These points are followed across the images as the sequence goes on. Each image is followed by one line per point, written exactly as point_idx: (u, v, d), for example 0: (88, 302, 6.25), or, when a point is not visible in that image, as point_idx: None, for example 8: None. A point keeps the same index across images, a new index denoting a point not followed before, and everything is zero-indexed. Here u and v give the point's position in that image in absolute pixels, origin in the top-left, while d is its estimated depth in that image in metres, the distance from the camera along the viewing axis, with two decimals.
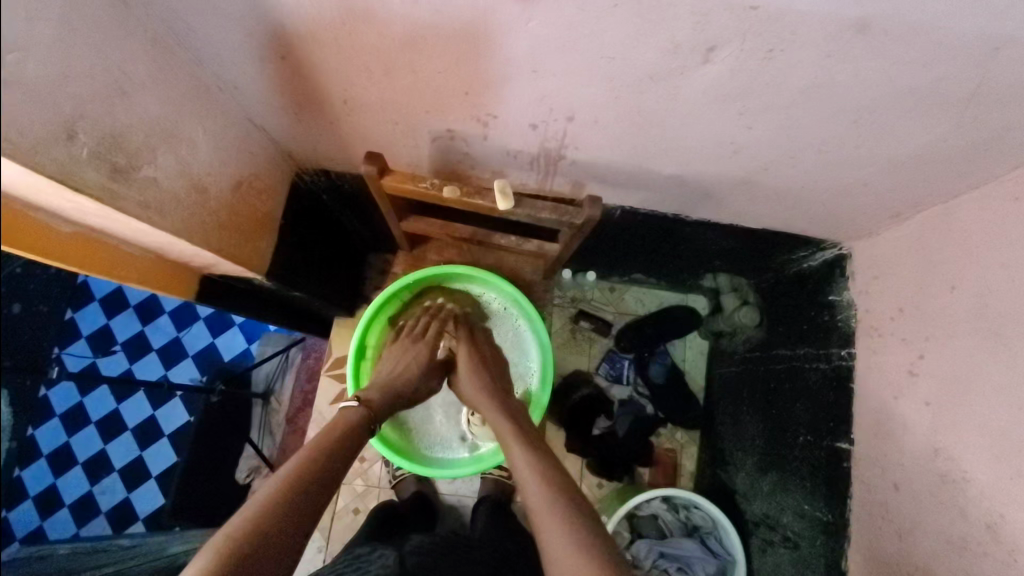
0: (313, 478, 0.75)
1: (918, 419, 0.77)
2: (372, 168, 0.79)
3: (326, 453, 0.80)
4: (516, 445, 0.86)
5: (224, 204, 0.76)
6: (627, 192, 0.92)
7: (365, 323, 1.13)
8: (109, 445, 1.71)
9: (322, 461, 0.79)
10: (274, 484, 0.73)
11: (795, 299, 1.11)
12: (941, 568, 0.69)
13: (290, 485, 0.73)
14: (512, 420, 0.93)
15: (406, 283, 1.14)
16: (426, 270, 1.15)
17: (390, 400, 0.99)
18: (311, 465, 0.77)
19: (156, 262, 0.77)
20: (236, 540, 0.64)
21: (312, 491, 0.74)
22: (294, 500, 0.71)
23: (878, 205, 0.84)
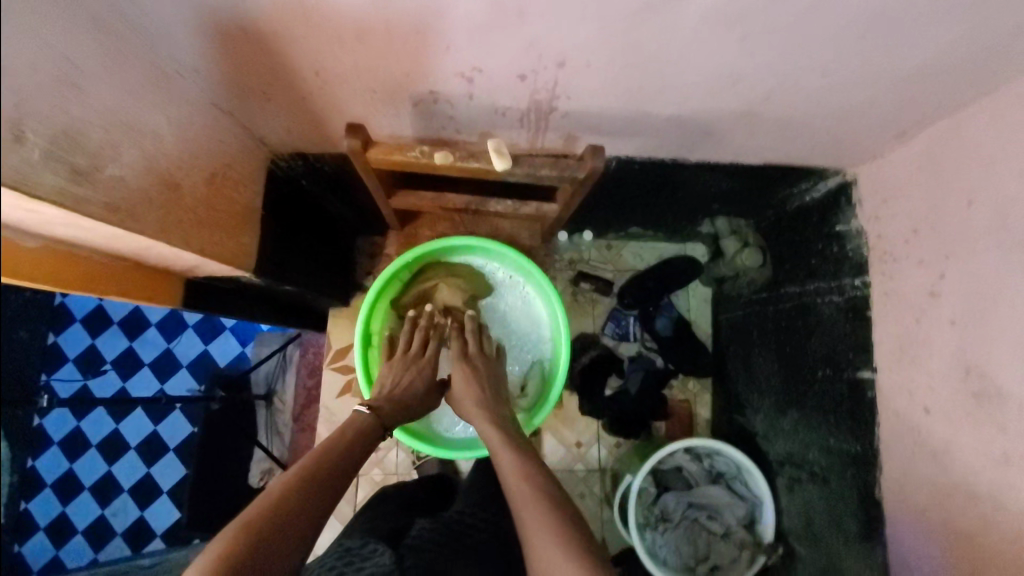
0: (322, 478, 0.76)
1: (944, 339, 0.75)
2: (357, 141, 0.74)
3: (335, 457, 0.81)
4: (507, 447, 0.86)
5: (202, 198, 0.70)
6: (621, 140, 0.87)
7: (368, 309, 1.08)
8: (115, 466, 1.68)
9: (330, 461, 0.79)
10: (281, 483, 0.72)
11: (801, 234, 1.09)
12: (983, 485, 0.69)
13: (297, 485, 0.72)
14: (501, 428, 0.91)
15: (406, 262, 1.09)
16: (423, 245, 1.10)
17: (400, 410, 0.96)
18: (319, 466, 0.77)
19: (134, 270, 0.72)
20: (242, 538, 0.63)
21: (320, 492, 0.74)
22: (302, 499, 0.71)
23: (885, 125, 0.81)
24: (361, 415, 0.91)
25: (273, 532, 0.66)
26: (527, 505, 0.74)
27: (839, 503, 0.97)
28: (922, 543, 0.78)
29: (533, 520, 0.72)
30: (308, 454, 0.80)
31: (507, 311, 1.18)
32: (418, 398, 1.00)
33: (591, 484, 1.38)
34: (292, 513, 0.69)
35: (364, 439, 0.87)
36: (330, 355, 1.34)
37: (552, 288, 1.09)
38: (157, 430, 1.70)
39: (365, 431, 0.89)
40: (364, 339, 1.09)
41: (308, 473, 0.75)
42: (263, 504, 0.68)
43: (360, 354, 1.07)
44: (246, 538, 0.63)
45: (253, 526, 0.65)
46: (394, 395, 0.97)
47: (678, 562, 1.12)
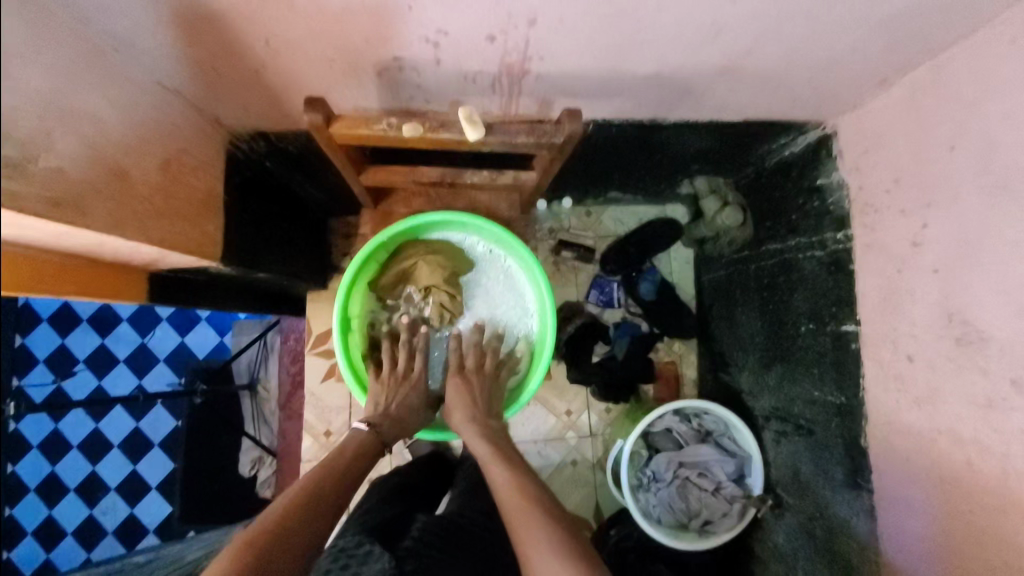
0: (320, 496, 0.84)
1: (926, 287, 0.76)
2: (318, 116, 0.69)
3: (334, 476, 0.89)
4: (501, 463, 0.92)
5: (158, 186, 0.65)
6: (598, 102, 0.84)
7: (345, 291, 1.04)
8: (99, 465, 1.65)
9: (326, 480, 0.87)
10: (279, 502, 0.80)
11: (781, 190, 1.08)
12: (967, 429, 0.70)
13: (297, 503, 0.80)
14: (493, 442, 0.97)
15: (381, 241, 1.06)
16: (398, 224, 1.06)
17: (398, 424, 1.02)
18: (316, 485, 0.85)
19: (90, 267, 0.68)
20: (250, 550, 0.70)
21: (318, 509, 0.81)
22: (304, 515, 0.79)
23: (864, 73, 0.79)
24: (360, 433, 0.97)
25: (275, 546, 0.73)
26: (519, 517, 0.80)
27: (824, 453, 0.98)
28: (906, 487, 0.80)
29: (526, 519, 0.79)
30: (306, 476, 0.88)
31: (489, 286, 1.16)
32: (415, 414, 1.04)
33: (583, 451, 1.40)
34: (292, 529, 0.76)
35: (365, 457, 0.95)
36: (311, 339, 1.33)
37: (535, 260, 1.07)
38: (139, 427, 1.67)
39: (365, 450, 0.96)
40: (343, 324, 1.05)
41: (307, 491, 0.83)
42: (269, 520, 0.76)
43: (339, 338, 1.03)
44: (252, 550, 0.70)
45: (257, 540, 0.72)
46: (392, 414, 1.01)
47: (671, 520, 1.16)
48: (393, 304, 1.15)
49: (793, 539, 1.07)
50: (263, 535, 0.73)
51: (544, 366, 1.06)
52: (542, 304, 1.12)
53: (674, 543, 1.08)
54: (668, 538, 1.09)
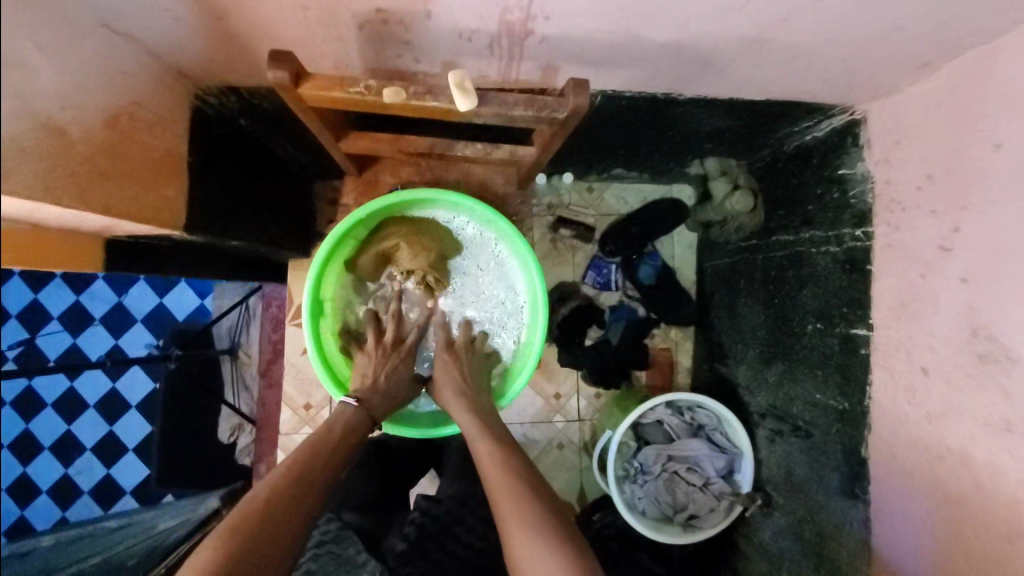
0: (308, 478, 0.80)
1: (950, 296, 0.70)
2: (284, 74, 0.61)
3: (324, 455, 0.85)
4: (489, 441, 0.88)
5: (101, 145, 0.57)
6: (609, 72, 0.75)
7: (317, 273, 0.98)
8: (74, 424, 1.62)
9: (316, 461, 0.83)
10: (267, 483, 0.77)
11: (798, 178, 1.01)
12: (978, 451, 0.66)
13: (283, 490, 0.76)
14: (481, 419, 0.92)
15: (358, 219, 0.98)
16: (378, 202, 0.98)
17: (386, 400, 0.98)
18: (306, 466, 0.82)
19: (35, 237, 0.61)
20: (238, 540, 0.67)
21: (305, 495, 0.78)
22: (293, 499, 0.76)
23: (905, 54, 0.70)
24: (349, 408, 0.93)
25: (262, 533, 0.70)
26: (507, 507, 0.76)
27: (820, 458, 0.94)
28: (904, 501, 0.77)
29: (515, 505, 0.75)
30: (295, 453, 0.84)
31: (477, 269, 1.09)
32: (405, 387, 1.01)
33: (570, 435, 1.37)
34: (279, 514, 0.73)
35: (355, 434, 0.91)
36: (291, 308, 1.27)
37: (525, 243, 1.00)
38: (115, 388, 1.62)
39: (353, 427, 0.91)
40: (314, 306, 1.00)
41: (295, 473, 0.80)
42: (255, 503, 0.73)
43: (309, 326, 0.97)
44: (237, 539, 0.67)
45: (243, 527, 0.69)
46: (380, 387, 0.98)
47: (656, 513, 1.13)
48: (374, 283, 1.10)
49: (779, 538, 1.04)
50: (248, 520, 0.70)
51: (534, 356, 1.01)
52: (533, 287, 1.05)
53: (658, 537, 1.05)
54: (651, 532, 1.06)
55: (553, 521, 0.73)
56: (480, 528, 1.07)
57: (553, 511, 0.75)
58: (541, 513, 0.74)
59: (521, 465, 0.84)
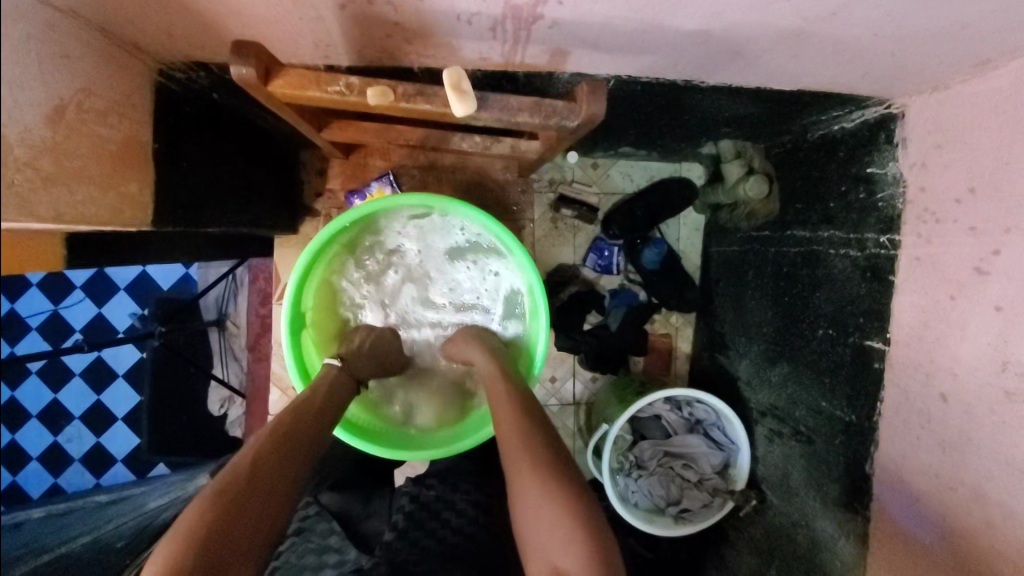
0: (297, 436, 0.76)
1: (979, 324, 0.65)
2: (250, 66, 0.53)
3: (312, 413, 0.81)
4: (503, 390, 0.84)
5: (44, 146, 0.50)
6: (626, 58, 0.67)
7: (297, 285, 0.92)
8: (61, 393, 1.59)
9: (303, 418, 0.80)
10: (250, 445, 0.72)
11: (820, 170, 0.94)
12: (996, 491, 0.63)
13: (274, 443, 0.73)
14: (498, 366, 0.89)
15: (339, 226, 0.90)
16: (360, 207, 0.89)
17: (372, 361, 0.98)
18: (291, 422, 0.78)
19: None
20: (228, 494, 0.65)
21: (297, 451, 0.75)
22: (281, 457, 0.73)
23: (961, 52, 0.62)
24: (332, 367, 0.91)
25: (251, 496, 0.66)
26: (516, 449, 0.72)
27: (820, 466, 0.92)
28: (910, 523, 0.74)
29: (513, 453, 0.72)
30: (279, 415, 0.79)
31: (457, 269, 1.04)
32: (391, 349, 1.02)
33: (564, 419, 1.35)
34: (269, 471, 0.70)
35: (340, 393, 0.88)
36: (278, 288, 1.21)
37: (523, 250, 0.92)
38: (100, 357, 1.57)
39: (337, 384, 0.89)
40: (294, 320, 0.94)
41: (282, 431, 0.76)
42: (240, 466, 0.68)
43: (290, 341, 0.92)
44: (228, 494, 0.65)
45: (230, 492, 0.65)
46: (370, 351, 0.98)
47: (648, 504, 1.10)
48: (350, 294, 1.04)
49: (770, 535, 1.04)
50: (237, 480, 0.67)
51: (544, 339, 0.96)
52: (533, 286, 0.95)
53: (650, 529, 1.04)
54: (643, 524, 1.04)
55: (560, 472, 0.68)
56: (470, 511, 1.02)
57: (564, 460, 0.71)
58: (551, 460, 0.70)
59: (521, 411, 0.79)
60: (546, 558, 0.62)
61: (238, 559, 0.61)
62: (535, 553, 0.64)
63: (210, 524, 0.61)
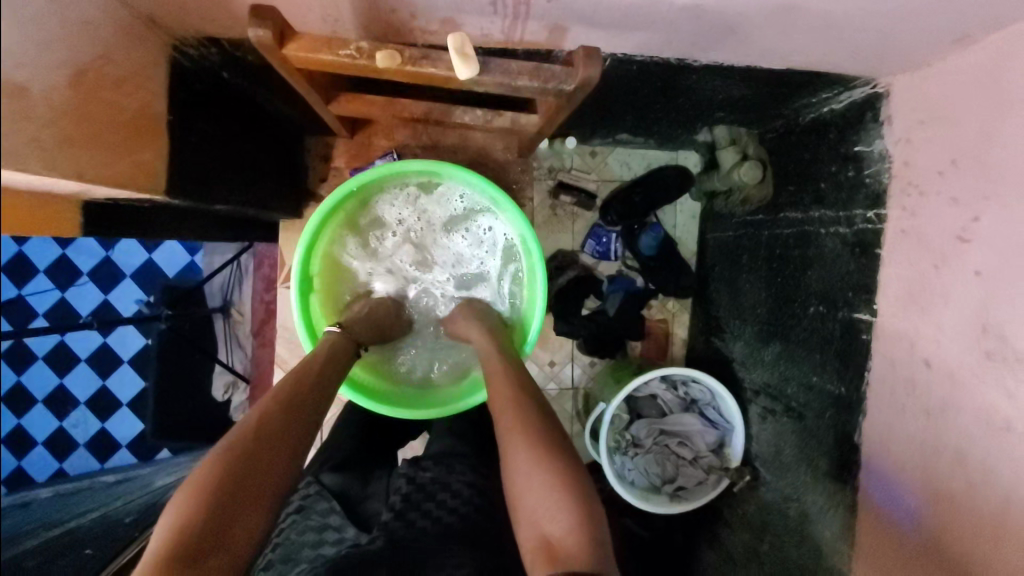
0: (301, 402, 0.79)
1: (962, 291, 0.67)
2: (266, 31, 0.56)
3: (314, 379, 0.84)
4: (500, 368, 0.86)
5: (67, 108, 0.53)
6: (621, 35, 0.70)
7: (305, 247, 0.95)
8: (67, 378, 1.61)
9: (306, 383, 0.82)
10: (256, 411, 0.75)
11: (811, 152, 0.97)
12: (977, 451, 0.65)
13: (278, 408, 0.76)
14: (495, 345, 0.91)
15: (347, 191, 0.94)
16: (366, 173, 0.93)
17: (372, 332, 1.00)
18: (294, 390, 0.80)
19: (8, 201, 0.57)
20: (233, 455, 0.67)
21: (300, 416, 0.77)
22: (286, 422, 0.75)
23: (942, 28, 0.65)
24: (333, 334, 0.94)
25: (256, 460, 0.68)
26: (510, 427, 0.74)
27: (811, 440, 0.94)
28: (898, 491, 0.76)
29: (511, 425, 0.74)
30: (283, 381, 0.82)
31: (456, 239, 1.07)
32: (390, 320, 1.04)
33: (563, 403, 1.38)
34: (274, 434, 0.72)
35: (340, 359, 0.91)
36: (283, 270, 1.24)
37: (522, 217, 0.96)
38: (106, 343, 1.59)
39: (339, 353, 0.91)
40: (302, 282, 0.97)
41: (286, 397, 0.78)
42: (245, 431, 0.71)
43: (298, 300, 0.95)
44: (234, 456, 0.67)
45: (234, 456, 0.67)
46: (370, 317, 1.01)
47: (644, 483, 1.13)
48: (356, 269, 1.07)
49: (764, 511, 1.06)
50: (243, 442, 0.69)
51: (542, 299, 0.97)
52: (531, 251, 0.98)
53: (645, 507, 1.06)
54: (639, 501, 1.07)
55: (555, 446, 0.71)
56: (466, 493, 0.96)
57: (561, 434, 0.73)
58: (547, 436, 0.72)
59: (520, 387, 0.81)
60: (536, 523, 0.65)
61: (245, 515, 0.64)
62: (526, 518, 0.66)
63: (216, 485, 0.64)
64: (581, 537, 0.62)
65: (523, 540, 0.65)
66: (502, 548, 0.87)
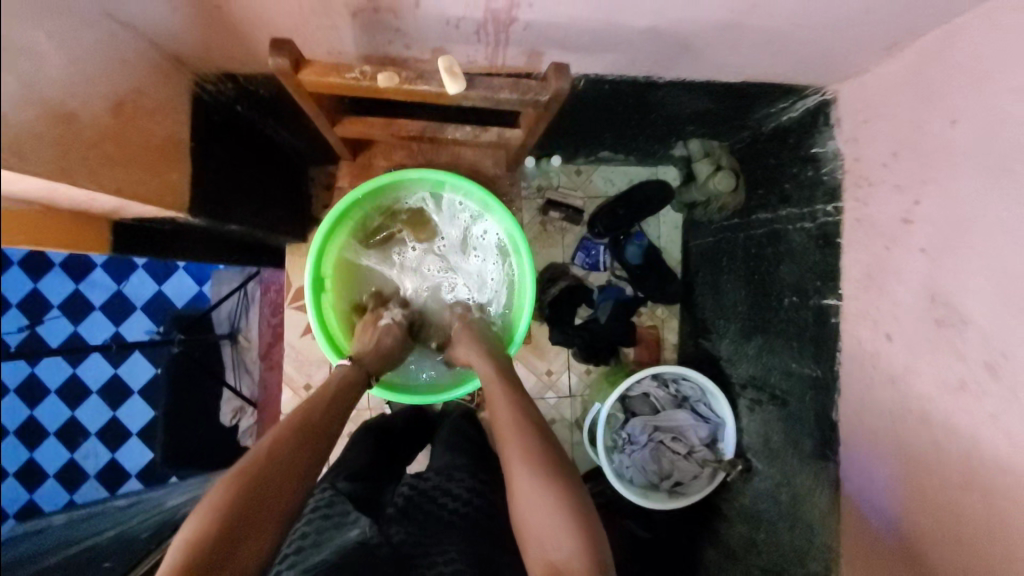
0: (311, 428, 0.83)
1: (911, 267, 0.74)
2: (283, 60, 0.65)
3: (324, 407, 0.88)
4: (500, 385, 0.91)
5: (107, 130, 0.61)
6: (591, 56, 0.79)
7: (317, 252, 1.01)
8: (78, 410, 1.65)
9: (316, 410, 0.87)
10: (270, 437, 0.80)
11: (775, 157, 1.05)
12: (936, 410, 0.71)
13: (289, 434, 0.80)
14: (496, 363, 0.96)
15: (355, 198, 1.02)
16: (371, 181, 1.01)
17: (381, 365, 1.02)
18: (304, 416, 0.85)
19: (49, 216, 0.64)
20: (245, 480, 0.72)
21: (310, 441, 0.81)
22: (297, 446, 0.80)
23: (871, 36, 0.74)
24: (344, 367, 0.98)
25: (265, 485, 0.73)
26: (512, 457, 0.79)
27: (796, 423, 1.00)
28: (874, 460, 0.81)
29: (513, 447, 0.79)
30: (298, 408, 0.87)
31: (457, 245, 1.14)
32: (399, 350, 1.06)
33: (562, 411, 1.42)
34: (285, 460, 0.77)
35: (350, 388, 0.94)
36: (290, 292, 1.31)
37: (513, 219, 1.03)
38: (118, 373, 1.65)
39: (348, 382, 0.95)
40: (315, 283, 1.03)
41: (298, 423, 0.83)
42: (258, 456, 0.76)
43: (311, 299, 1.01)
44: (246, 481, 0.72)
45: (245, 481, 0.72)
46: (377, 348, 1.02)
47: (643, 480, 1.18)
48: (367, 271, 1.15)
49: (757, 501, 1.09)
50: (254, 467, 0.74)
51: (532, 288, 1.03)
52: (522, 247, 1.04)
53: (643, 503, 1.10)
54: (638, 498, 1.11)
55: (554, 470, 0.76)
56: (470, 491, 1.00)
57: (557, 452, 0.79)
58: (548, 459, 0.77)
59: (520, 408, 0.86)
60: (543, 550, 0.70)
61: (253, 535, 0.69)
62: (531, 544, 0.71)
63: (229, 508, 0.68)
64: (585, 556, 0.67)
65: (530, 563, 0.71)
66: (504, 541, 0.91)
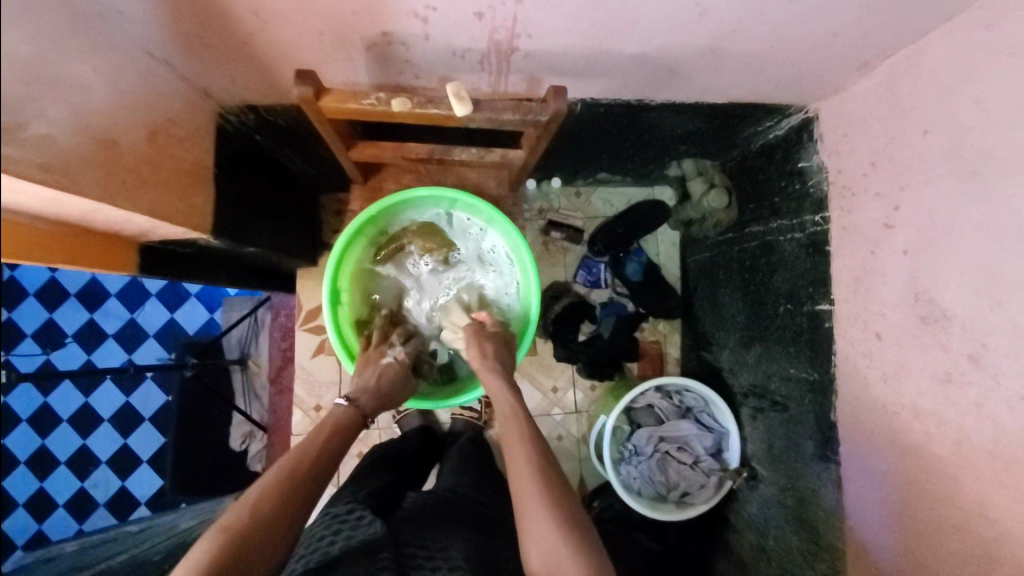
0: (305, 467, 0.83)
1: (895, 268, 0.79)
2: (306, 89, 0.72)
3: (318, 447, 0.88)
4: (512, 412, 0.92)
5: (144, 156, 0.66)
6: (587, 81, 0.85)
7: (335, 264, 1.07)
8: (90, 439, 1.66)
9: (310, 451, 0.86)
10: (266, 478, 0.79)
11: (764, 173, 1.10)
12: (927, 404, 0.74)
13: (285, 474, 0.80)
14: (512, 391, 0.96)
15: (370, 216, 1.07)
16: (385, 199, 1.07)
17: (379, 402, 1.03)
18: (300, 456, 0.85)
19: (83, 235, 0.69)
20: (242, 519, 0.71)
21: (304, 481, 0.81)
22: (293, 486, 0.79)
23: (846, 57, 0.80)
24: (340, 408, 0.99)
25: (262, 525, 0.72)
26: (520, 483, 0.80)
27: (797, 427, 1.02)
28: (872, 457, 0.84)
29: (523, 472, 0.80)
30: (295, 448, 0.87)
31: (465, 259, 1.19)
32: (400, 382, 1.07)
33: (568, 426, 1.44)
34: (280, 499, 0.76)
35: (345, 429, 0.95)
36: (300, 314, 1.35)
37: (520, 236, 1.08)
38: (129, 401, 1.68)
39: (342, 424, 0.96)
40: (332, 296, 1.08)
41: (292, 464, 0.83)
42: (255, 498, 0.75)
43: (328, 312, 1.07)
44: (243, 523, 0.71)
45: (242, 522, 0.71)
46: (376, 387, 1.03)
47: (651, 492, 1.19)
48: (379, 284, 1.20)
49: (764, 509, 1.11)
50: (251, 507, 0.73)
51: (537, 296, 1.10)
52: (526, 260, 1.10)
53: (653, 515, 1.12)
54: (647, 510, 1.13)
55: (560, 496, 0.77)
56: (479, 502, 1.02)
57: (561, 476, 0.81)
58: (554, 485, 0.78)
59: (530, 437, 0.86)
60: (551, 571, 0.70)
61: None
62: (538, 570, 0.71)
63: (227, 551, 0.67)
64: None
65: None
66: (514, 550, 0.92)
